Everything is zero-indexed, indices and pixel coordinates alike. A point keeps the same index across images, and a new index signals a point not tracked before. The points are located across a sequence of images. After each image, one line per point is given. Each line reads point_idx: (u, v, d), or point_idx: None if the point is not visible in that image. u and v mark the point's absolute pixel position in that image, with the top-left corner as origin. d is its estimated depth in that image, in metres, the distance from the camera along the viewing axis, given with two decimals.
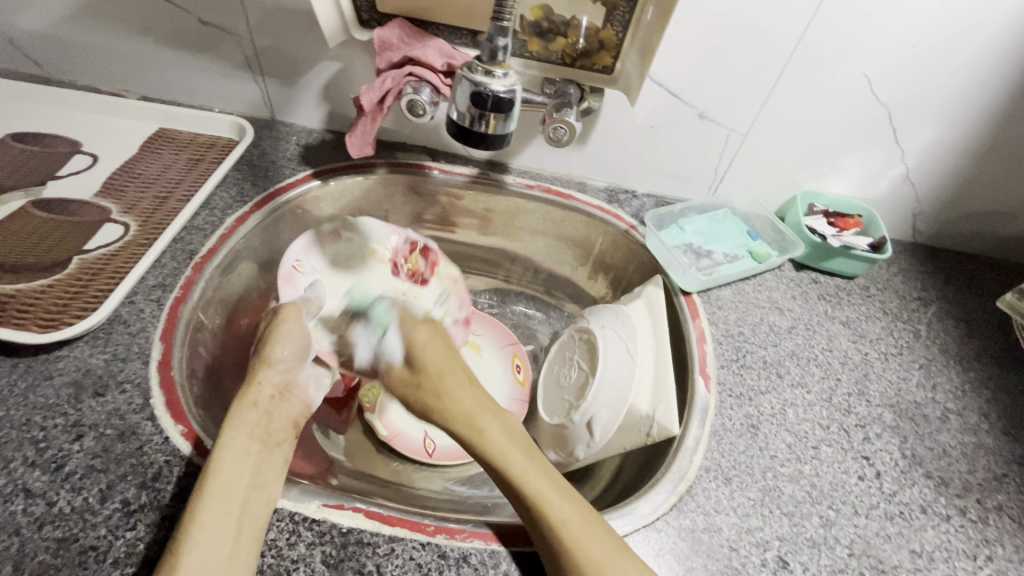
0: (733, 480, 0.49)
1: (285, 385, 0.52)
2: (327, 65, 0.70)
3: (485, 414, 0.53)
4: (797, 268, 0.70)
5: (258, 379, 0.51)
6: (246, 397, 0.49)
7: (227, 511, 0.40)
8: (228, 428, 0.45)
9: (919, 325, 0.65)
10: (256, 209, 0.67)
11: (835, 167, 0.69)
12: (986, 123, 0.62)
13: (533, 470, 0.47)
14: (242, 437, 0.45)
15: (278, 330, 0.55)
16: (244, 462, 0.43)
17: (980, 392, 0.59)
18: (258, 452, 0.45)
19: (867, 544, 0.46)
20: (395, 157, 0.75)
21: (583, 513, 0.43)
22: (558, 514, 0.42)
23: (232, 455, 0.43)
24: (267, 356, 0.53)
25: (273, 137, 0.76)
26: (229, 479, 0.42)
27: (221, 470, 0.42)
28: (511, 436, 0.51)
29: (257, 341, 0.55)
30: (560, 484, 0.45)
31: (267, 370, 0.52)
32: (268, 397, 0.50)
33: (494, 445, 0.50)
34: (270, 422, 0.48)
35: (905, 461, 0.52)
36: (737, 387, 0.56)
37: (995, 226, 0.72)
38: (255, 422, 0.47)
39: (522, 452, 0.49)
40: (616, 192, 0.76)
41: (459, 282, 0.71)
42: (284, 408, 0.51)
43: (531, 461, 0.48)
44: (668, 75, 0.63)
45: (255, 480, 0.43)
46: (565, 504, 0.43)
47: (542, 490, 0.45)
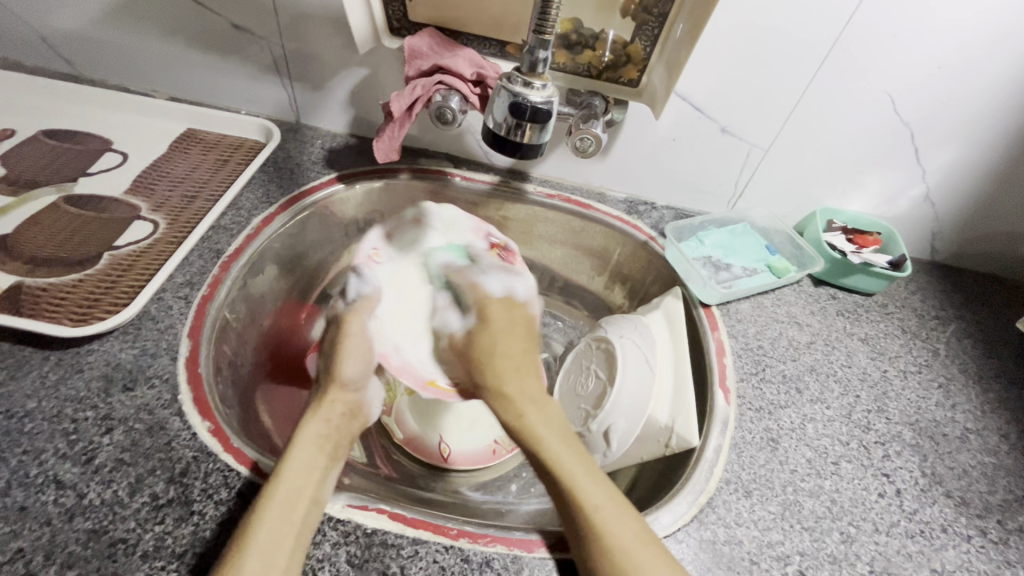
0: (754, 493, 0.49)
1: (354, 404, 0.53)
2: (355, 71, 0.72)
3: (529, 398, 0.51)
4: (815, 283, 0.70)
5: (330, 398, 0.53)
6: (318, 414, 0.50)
7: (284, 518, 0.40)
8: (298, 441, 0.46)
9: (938, 344, 0.65)
10: (282, 210, 0.68)
11: (855, 184, 0.70)
12: (1009, 144, 0.63)
13: (570, 454, 0.45)
14: (310, 451, 0.46)
15: (341, 349, 0.56)
16: (312, 474, 0.44)
17: (1000, 413, 0.59)
18: (324, 468, 0.45)
19: (888, 562, 0.46)
20: (418, 163, 0.76)
21: (628, 515, 0.42)
22: (592, 498, 0.42)
23: (301, 464, 0.44)
24: (340, 374, 0.54)
25: (299, 140, 0.77)
26: (294, 488, 0.42)
27: (288, 478, 0.42)
28: (548, 416, 0.49)
29: (323, 359, 0.57)
30: (594, 470, 0.45)
31: (336, 389, 0.53)
32: (340, 415, 0.52)
33: (529, 420, 0.49)
34: (338, 439, 0.50)
35: (926, 479, 0.52)
36: (757, 401, 0.56)
37: (1014, 247, 0.72)
38: (323, 439, 0.48)
39: (564, 441, 0.47)
40: (635, 203, 0.77)
41: (534, 293, 0.67)
42: (351, 427, 0.52)
43: (571, 446, 0.47)
44: (693, 90, 0.64)
45: (316, 493, 0.43)
46: (598, 489, 0.43)
47: (563, 457, 0.45)
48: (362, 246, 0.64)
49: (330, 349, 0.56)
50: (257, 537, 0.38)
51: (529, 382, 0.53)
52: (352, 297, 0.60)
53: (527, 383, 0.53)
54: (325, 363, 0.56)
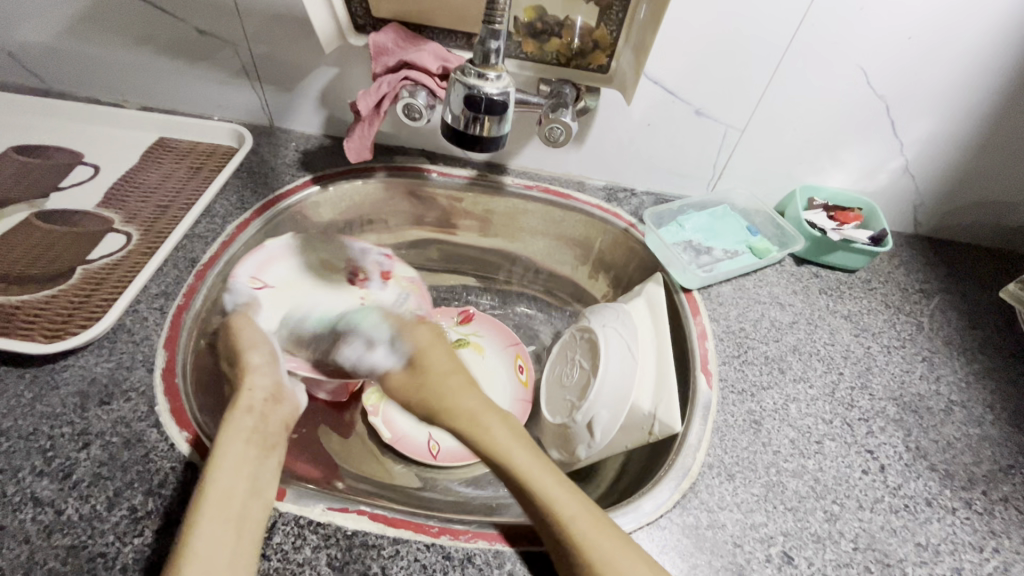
0: (737, 476, 0.49)
1: (272, 393, 0.54)
2: (324, 71, 0.71)
3: (488, 413, 0.54)
4: (797, 262, 0.70)
5: (245, 389, 0.52)
6: (240, 407, 0.50)
7: (224, 512, 0.40)
8: (225, 435, 0.46)
9: (922, 317, 0.64)
10: (256, 215, 0.68)
11: (834, 160, 0.69)
12: (985, 113, 0.62)
13: (539, 468, 0.48)
14: (238, 445, 0.46)
15: (240, 342, 0.57)
16: (240, 464, 0.44)
17: (985, 383, 0.58)
18: (256, 457, 0.46)
19: (872, 538, 0.46)
20: (394, 161, 0.76)
21: (608, 531, 0.42)
22: (565, 509, 0.43)
23: (227, 459, 0.44)
24: (245, 363, 0.55)
25: (273, 144, 0.77)
26: (227, 484, 0.42)
27: (219, 474, 0.43)
28: (513, 433, 0.52)
29: (221, 357, 0.57)
30: (564, 482, 0.46)
31: (251, 380, 0.54)
32: (261, 403, 0.52)
33: (496, 440, 0.51)
34: (265, 427, 0.50)
35: (910, 454, 0.52)
36: (739, 384, 0.56)
37: (998, 216, 0.71)
38: (247, 429, 0.48)
39: (527, 453, 0.49)
40: (615, 190, 0.76)
41: (416, 281, 0.69)
42: (275, 417, 0.52)
43: (539, 458, 0.49)
44: (664, 73, 0.63)
45: (252, 481, 0.43)
46: (572, 502, 0.44)
47: (531, 469, 0.48)
48: (232, 272, 0.61)
49: (227, 348, 0.57)
50: (203, 534, 0.39)
51: (486, 399, 0.56)
52: (228, 312, 0.60)
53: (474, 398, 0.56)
54: (228, 362, 0.56)
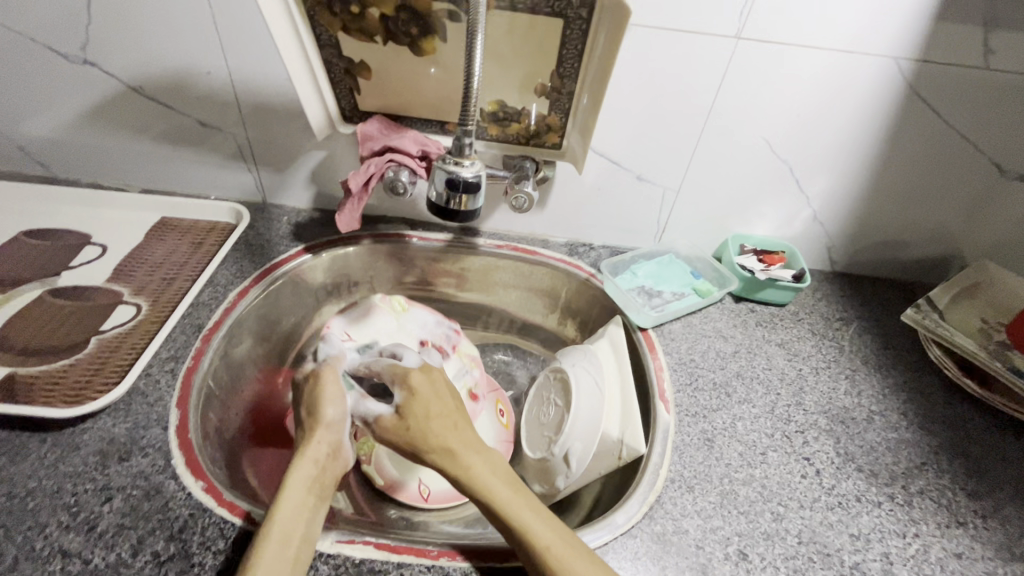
0: (696, 487, 0.56)
1: (336, 444, 0.56)
2: (315, 154, 0.81)
3: (469, 447, 0.56)
4: (736, 300, 0.80)
5: (315, 438, 0.56)
6: (305, 456, 0.54)
7: (284, 550, 0.45)
8: (290, 483, 0.50)
9: (843, 341, 0.75)
10: (255, 282, 0.74)
11: (756, 212, 0.81)
12: (869, 170, 0.76)
13: (536, 519, 0.50)
14: (299, 493, 0.50)
15: (322, 396, 0.59)
16: (301, 514, 0.48)
17: (898, 394, 0.68)
18: (313, 507, 0.49)
19: (813, 532, 0.54)
20: (378, 229, 0.85)
21: (576, 546, 0.48)
22: (543, 539, 0.48)
23: (290, 505, 0.48)
24: (323, 416, 0.58)
25: (267, 218, 0.85)
26: (288, 528, 0.46)
27: (284, 518, 0.47)
28: (489, 464, 0.55)
29: (305, 402, 0.60)
30: (539, 509, 0.51)
31: (323, 431, 0.57)
32: (325, 455, 0.55)
33: (474, 467, 0.54)
34: (325, 478, 0.53)
35: (840, 458, 0.60)
36: (692, 407, 0.64)
37: (896, 252, 0.85)
38: (311, 480, 0.51)
39: (508, 486, 0.53)
40: (575, 246, 0.87)
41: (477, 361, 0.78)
42: (335, 466, 0.55)
43: (520, 496, 0.52)
44: (608, 147, 0.75)
45: (307, 531, 0.47)
46: (545, 529, 0.49)
47: (524, 515, 0.50)
48: (329, 323, 0.73)
49: (309, 400, 0.60)
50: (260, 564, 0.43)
51: (464, 431, 0.57)
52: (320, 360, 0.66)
53: (466, 433, 0.58)
54: (308, 410, 0.59)
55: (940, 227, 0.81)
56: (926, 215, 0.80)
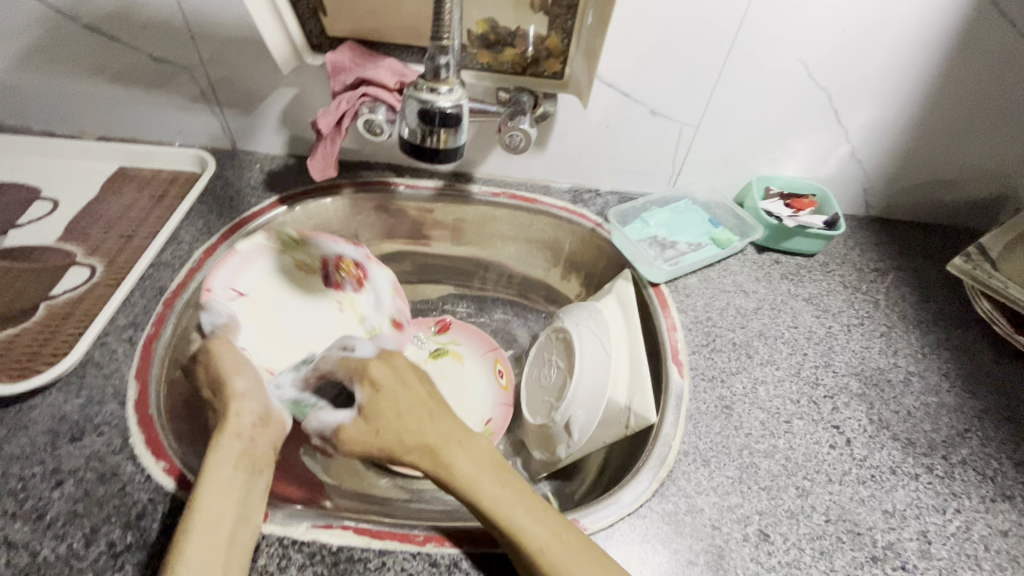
0: (712, 461, 0.51)
1: (264, 412, 0.51)
2: (284, 91, 0.71)
3: (452, 441, 0.49)
4: (759, 250, 0.72)
5: (233, 411, 0.49)
6: (224, 429, 0.47)
7: (215, 545, 0.40)
8: (212, 465, 0.44)
9: (878, 294, 0.67)
10: (223, 240, 0.68)
11: (786, 150, 0.72)
12: (920, 97, 0.65)
13: (518, 509, 0.44)
14: (225, 471, 0.44)
15: (222, 365, 0.53)
16: (228, 495, 0.43)
17: (939, 353, 0.61)
18: (244, 484, 0.44)
19: (843, 510, 0.48)
20: (360, 177, 0.77)
21: (571, 539, 0.42)
22: (534, 539, 0.42)
23: (215, 489, 0.43)
24: (229, 386, 0.51)
25: (237, 168, 0.77)
26: (215, 513, 0.41)
27: (205, 505, 0.41)
28: (475, 456, 0.48)
29: (206, 382, 0.53)
30: (531, 502, 0.45)
31: (236, 402, 0.50)
32: (250, 425, 0.49)
33: (457, 467, 0.47)
34: (254, 450, 0.47)
35: (873, 426, 0.54)
36: (709, 371, 0.58)
37: (942, 193, 0.75)
38: (236, 454, 0.46)
39: (490, 476, 0.46)
40: (580, 192, 0.78)
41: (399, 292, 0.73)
42: (266, 433, 0.49)
43: (501, 484, 0.46)
44: (617, 76, 0.65)
45: (241, 510, 0.42)
46: (537, 526, 0.42)
47: (508, 511, 0.44)
48: (208, 285, 0.60)
49: (209, 375, 0.53)
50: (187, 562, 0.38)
51: (442, 423, 0.50)
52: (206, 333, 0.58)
53: (447, 424, 0.51)
54: (211, 389, 0.52)
55: (997, 164, 0.71)
56: (980, 150, 0.70)
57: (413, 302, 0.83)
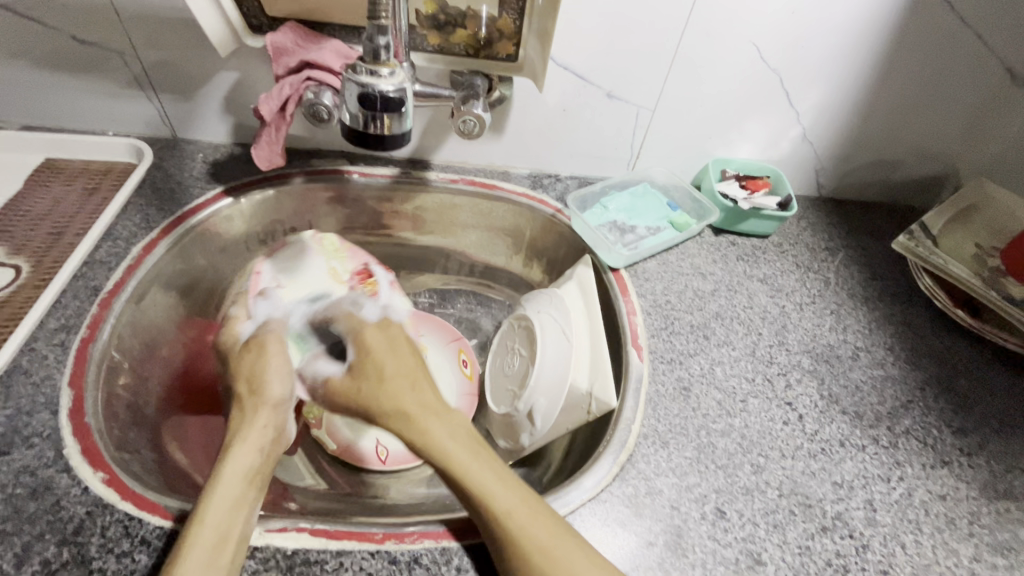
0: (671, 443, 0.51)
1: (282, 426, 0.49)
2: (225, 76, 0.67)
3: (430, 410, 0.48)
4: (716, 233, 0.73)
5: (261, 421, 0.48)
6: (248, 441, 0.46)
7: (212, 560, 0.38)
8: (224, 475, 0.43)
9: (829, 273, 0.69)
10: (164, 235, 0.64)
11: (741, 133, 0.72)
12: (866, 79, 0.67)
13: (502, 488, 0.43)
14: (236, 486, 0.42)
15: (267, 368, 0.53)
16: (236, 506, 0.41)
17: (885, 328, 0.64)
18: (252, 501, 0.43)
19: (796, 484, 0.50)
20: (312, 165, 0.74)
21: (545, 519, 0.42)
22: (501, 506, 0.42)
23: (220, 504, 0.41)
24: (268, 393, 0.51)
25: (178, 157, 0.73)
26: (218, 529, 0.40)
27: (211, 520, 0.40)
28: (456, 431, 0.47)
29: (245, 371, 0.53)
30: (509, 478, 0.44)
31: (267, 411, 0.49)
32: (269, 439, 0.47)
33: (433, 435, 0.47)
34: (265, 466, 0.46)
35: (824, 401, 0.56)
36: (667, 353, 0.58)
37: (889, 173, 0.77)
38: (251, 468, 0.44)
39: (470, 452, 0.46)
40: (539, 177, 0.77)
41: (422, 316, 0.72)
42: (279, 449, 0.48)
43: (481, 461, 0.45)
44: (572, 59, 0.65)
45: (243, 528, 0.41)
46: (507, 496, 0.43)
47: (486, 485, 0.43)
48: (260, 268, 0.65)
49: (249, 372, 0.52)
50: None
51: (429, 394, 0.50)
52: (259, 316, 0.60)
53: (428, 394, 0.50)
54: (248, 386, 0.51)
55: (939, 144, 0.73)
56: (923, 130, 0.72)
57: None
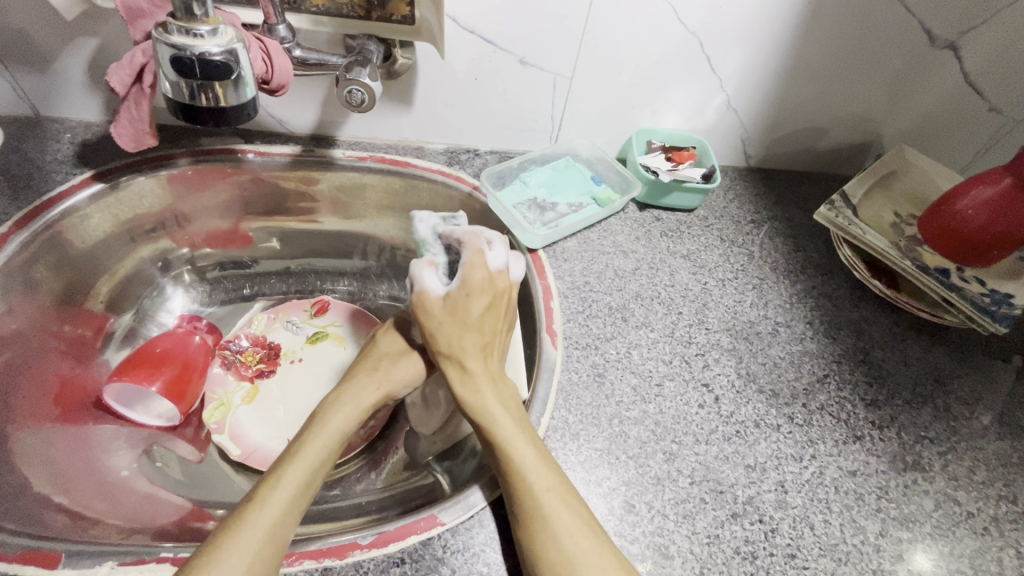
0: (580, 434, 0.49)
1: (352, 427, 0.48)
2: (81, 43, 0.59)
3: (517, 418, 0.46)
4: (641, 208, 0.70)
5: (330, 416, 0.48)
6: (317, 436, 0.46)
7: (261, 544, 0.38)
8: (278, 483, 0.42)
9: (753, 247, 0.67)
10: (19, 229, 0.56)
11: (664, 101, 0.69)
12: (787, 41, 0.64)
13: (566, 509, 0.40)
14: (282, 493, 0.41)
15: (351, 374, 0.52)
16: (274, 517, 0.40)
17: (806, 301, 0.62)
18: (294, 509, 0.41)
19: (707, 470, 0.48)
20: (198, 144, 0.66)
21: (601, 549, 0.39)
22: (559, 528, 0.39)
23: (269, 508, 0.40)
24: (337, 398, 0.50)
25: (39, 138, 0.64)
26: (250, 540, 0.38)
27: (247, 532, 0.39)
28: (538, 443, 0.44)
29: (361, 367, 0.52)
30: (575, 501, 0.41)
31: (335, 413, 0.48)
32: (330, 439, 0.46)
33: (520, 442, 0.44)
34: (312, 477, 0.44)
35: (741, 380, 0.54)
36: (583, 338, 0.55)
37: (815, 141, 0.75)
38: (300, 475, 0.43)
39: (547, 466, 0.43)
40: (456, 153, 0.72)
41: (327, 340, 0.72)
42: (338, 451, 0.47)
43: (554, 477, 0.42)
44: (476, 21, 0.59)
45: (276, 535, 0.39)
46: (570, 521, 0.40)
47: (549, 506, 0.40)
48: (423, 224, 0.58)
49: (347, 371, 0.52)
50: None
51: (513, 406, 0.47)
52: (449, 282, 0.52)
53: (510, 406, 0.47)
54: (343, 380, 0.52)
55: (864, 111, 0.72)
56: (846, 96, 0.70)
57: (283, 285, 0.76)
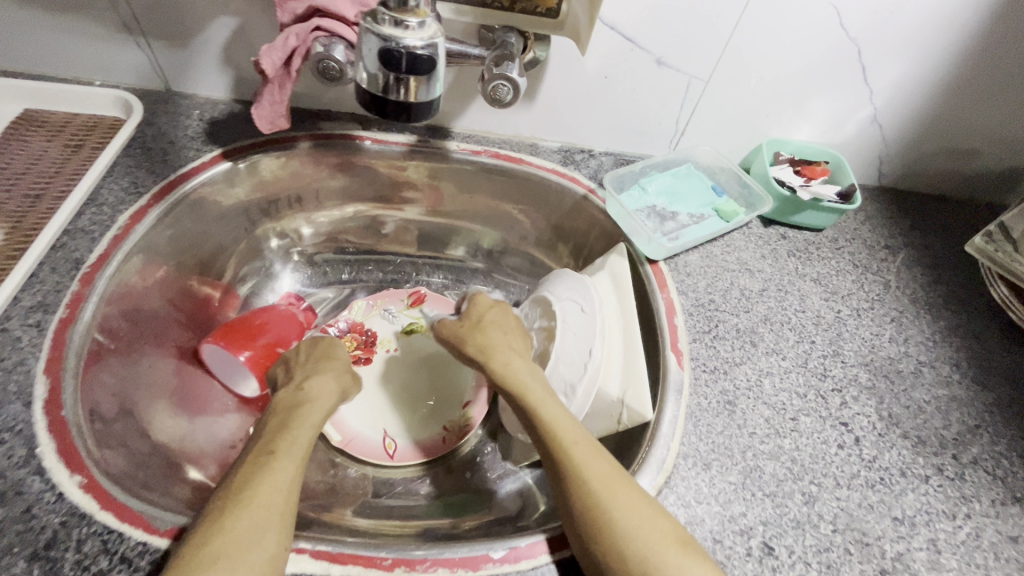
0: (713, 465, 0.46)
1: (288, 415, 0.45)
2: (222, 22, 0.59)
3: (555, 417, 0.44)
4: (765, 223, 0.66)
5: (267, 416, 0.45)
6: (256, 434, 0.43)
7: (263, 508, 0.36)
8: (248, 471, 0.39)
9: (889, 275, 0.62)
10: (156, 202, 0.58)
11: (802, 111, 0.64)
12: (956, 54, 0.58)
13: (632, 501, 0.39)
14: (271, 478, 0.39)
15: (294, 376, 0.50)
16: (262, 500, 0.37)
17: (951, 341, 0.57)
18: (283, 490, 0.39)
19: (851, 518, 0.44)
20: (319, 128, 0.66)
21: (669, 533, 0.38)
22: (628, 525, 0.37)
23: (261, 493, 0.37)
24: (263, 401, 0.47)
25: (172, 113, 0.65)
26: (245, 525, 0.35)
27: (240, 517, 0.35)
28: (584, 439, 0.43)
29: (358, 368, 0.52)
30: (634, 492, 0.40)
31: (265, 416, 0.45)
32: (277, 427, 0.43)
33: (568, 443, 0.42)
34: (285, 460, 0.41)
35: (883, 422, 0.50)
36: (711, 361, 0.52)
37: (960, 164, 0.69)
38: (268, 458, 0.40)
39: (600, 462, 0.41)
40: (571, 152, 0.69)
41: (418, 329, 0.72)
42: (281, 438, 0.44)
43: (607, 469, 0.41)
44: (620, 17, 0.56)
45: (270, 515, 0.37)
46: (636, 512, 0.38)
47: (614, 503, 0.38)
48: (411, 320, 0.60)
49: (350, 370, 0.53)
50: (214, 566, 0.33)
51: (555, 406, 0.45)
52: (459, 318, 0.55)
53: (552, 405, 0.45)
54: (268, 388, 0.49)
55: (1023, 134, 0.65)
56: (1008, 117, 0.63)
57: (383, 273, 0.76)
